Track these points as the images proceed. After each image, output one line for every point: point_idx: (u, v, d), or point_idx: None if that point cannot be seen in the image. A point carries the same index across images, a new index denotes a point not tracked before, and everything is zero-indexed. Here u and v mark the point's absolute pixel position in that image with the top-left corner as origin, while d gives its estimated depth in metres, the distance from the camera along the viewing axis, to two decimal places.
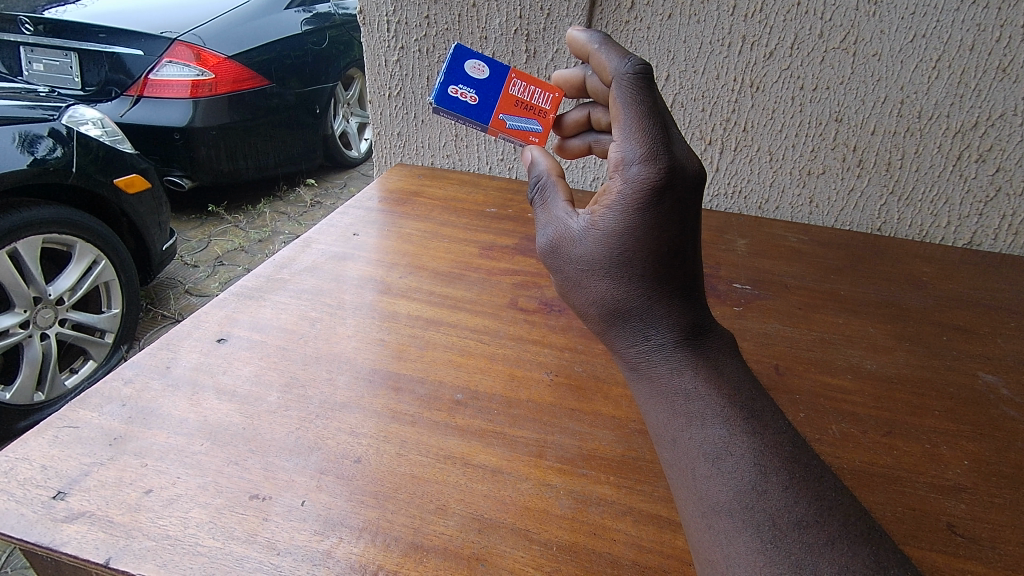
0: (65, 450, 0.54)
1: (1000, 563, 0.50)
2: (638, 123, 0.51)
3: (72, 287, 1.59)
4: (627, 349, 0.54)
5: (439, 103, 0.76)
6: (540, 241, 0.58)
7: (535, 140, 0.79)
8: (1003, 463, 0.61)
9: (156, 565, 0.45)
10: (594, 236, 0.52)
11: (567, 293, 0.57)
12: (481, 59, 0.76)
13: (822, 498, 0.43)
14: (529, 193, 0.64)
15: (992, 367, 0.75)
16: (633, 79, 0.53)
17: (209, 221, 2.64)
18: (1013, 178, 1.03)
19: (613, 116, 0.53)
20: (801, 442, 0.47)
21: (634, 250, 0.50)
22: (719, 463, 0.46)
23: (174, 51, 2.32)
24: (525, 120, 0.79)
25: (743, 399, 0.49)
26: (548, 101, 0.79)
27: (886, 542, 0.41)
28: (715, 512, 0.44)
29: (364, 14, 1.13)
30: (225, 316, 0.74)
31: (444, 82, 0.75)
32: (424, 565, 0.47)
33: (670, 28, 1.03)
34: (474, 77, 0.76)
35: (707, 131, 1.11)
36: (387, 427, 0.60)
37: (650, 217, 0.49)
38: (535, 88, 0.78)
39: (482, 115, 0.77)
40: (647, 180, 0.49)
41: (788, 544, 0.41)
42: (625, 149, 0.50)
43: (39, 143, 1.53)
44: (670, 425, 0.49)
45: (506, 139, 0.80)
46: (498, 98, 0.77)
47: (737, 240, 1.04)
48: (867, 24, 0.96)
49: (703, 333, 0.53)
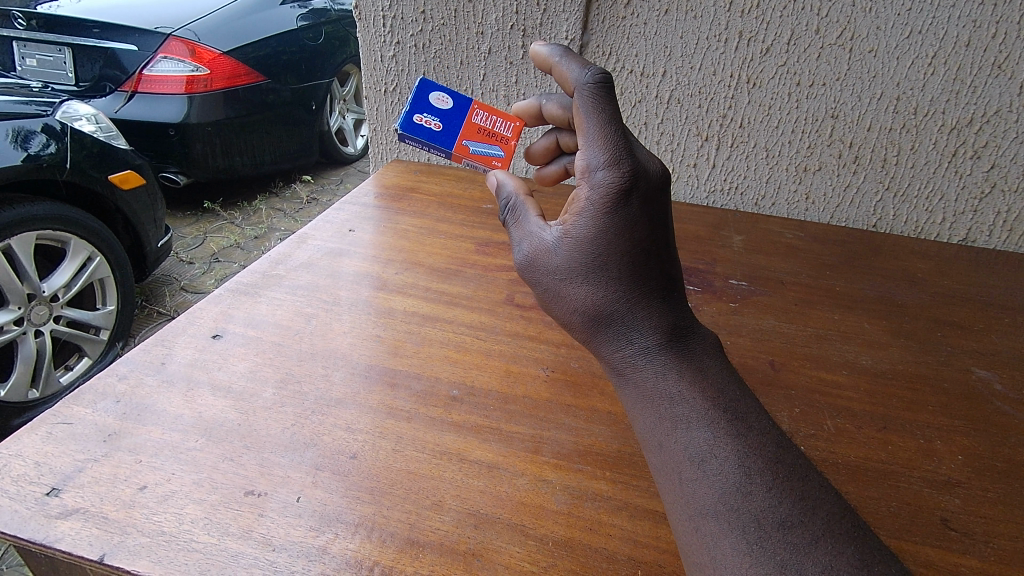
0: (59, 446, 0.54)
1: (994, 558, 0.50)
2: (601, 130, 0.52)
3: (66, 284, 1.59)
4: (611, 354, 0.53)
5: (405, 129, 0.76)
6: (517, 256, 0.58)
7: (498, 164, 0.80)
8: (996, 458, 0.61)
9: (150, 561, 0.45)
10: (567, 245, 0.53)
11: (548, 305, 0.56)
12: (445, 90, 0.77)
13: (806, 497, 0.43)
14: (501, 214, 0.63)
15: (985, 363, 0.76)
16: (595, 88, 0.53)
17: (204, 217, 2.62)
18: (1008, 174, 1.04)
19: (578, 125, 0.54)
20: (785, 442, 0.47)
21: (608, 253, 0.51)
22: (704, 466, 0.45)
23: (168, 45, 2.30)
24: (488, 146, 0.80)
25: (728, 400, 0.49)
26: (510, 129, 0.80)
27: (871, 540, 0.41)
28: (702, 514, 0.44)
29: (359, 9, 1.12)
30: (221, 311, 0.74)
31: (410, 110, 0.76)
32: (420, 560, 0.47)
33: (667, 23, 1.02)
34: (439, 108, 0.77)
35: (704, 127, 1.11)
36: (382, 422, 0.60)
37: (619, 220, 0.50)
38: (498, 118, 0.79)
39: (447, 141, 0.78)
40: (613, 184, 0.50)
41: (773, 545, 0.41)
42: (590, 155, 0.51)
43: (32, 139, 1.52)
44: (656, 430, 0.49)
45: (471, 164, 0.81)
46: (462, 126, 0.78)
47: (733, 237, 1.04)
48: (863, 20, 0.96)
49: (685, 335, 0.53)
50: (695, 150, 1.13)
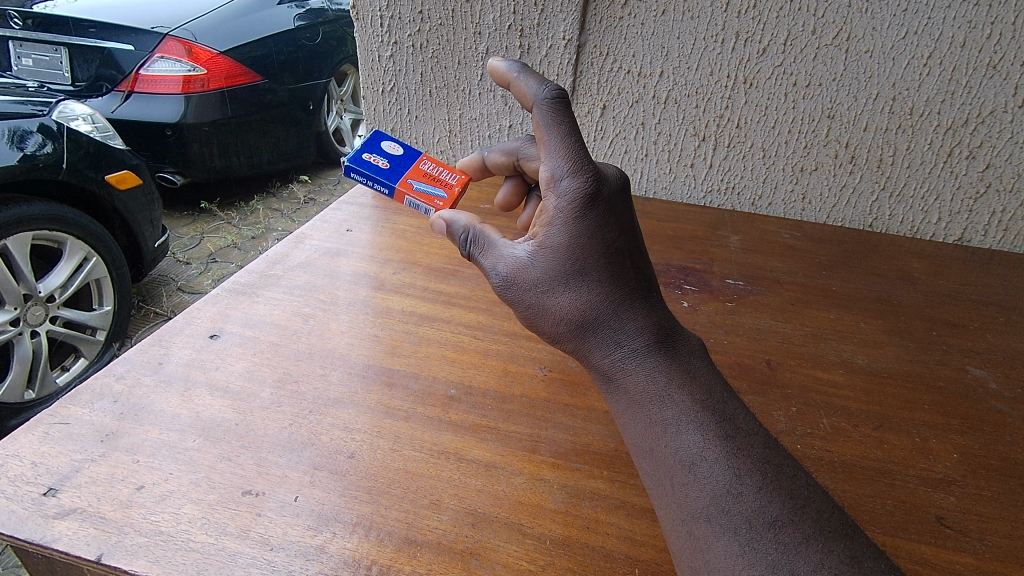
0: (56, 446, 0.54)
1: (990, 555, 0.50)
2: (563, 141, 0.53)
3: (62, 285, 1.58)
4: (599, 359, 0.52)
5: (350, 163, 0.75)
6: (493, 278, 0.56)
7: (440, 203, 0.74)
8: (991, 456, 0.61)
9: (148, 561, 0.45)
10: (545, 256, 0.53)
11: (532, 321, 0.55)
12: (396, 141, 0.79)
13: (795, 496, 0.43)
14: (462, 248, 0.60)
15: (981, 362, 0.76)
16: (552, 103, 0.54)
17: (202, 218, 2.62)
18: (1004, 174, 1.04)
19: (538, 138, 0.55)
20: (773, 442, 0.47)
21: (585, 257, 0.52)
22: (695, 469, 0.45)
23: (166, 45, 2.31)
24: (431, 186, 0.76)
25: (717, 402, 0.49)
26: (456, 178, 0.77)
27: (859, 538, 0.42)
28: (695, 519, 0.44)
29: (355, 9, 1.11)
30: (218, 312, 0.74)
31: (360, 149, 0.77)
32: (418, 559, 0.47)
33: (664, 24, 1.03)
34: (389, 151, 0.78)
35: (701, 127, 1.11)
36: (380, 422, 0.60)
37: (590, 223, 0.52)
38: (444, 168, 0.78)
39: (391, 176, 0.75)
40: (580, 189, 0.52)
41: (764, 545, 0.41)
42: (553, 165, 0.53)
43: (30, 139, 1.52)
44: (647, 435, 0.49)
45: (412, 207, 0.75)
46: (409, 168, 0.77)
47: (730, 237, 1.05)
48: (859, 21, 0.96)
49: (671, 336, 0.53)
50: (692, 151, 1.14)
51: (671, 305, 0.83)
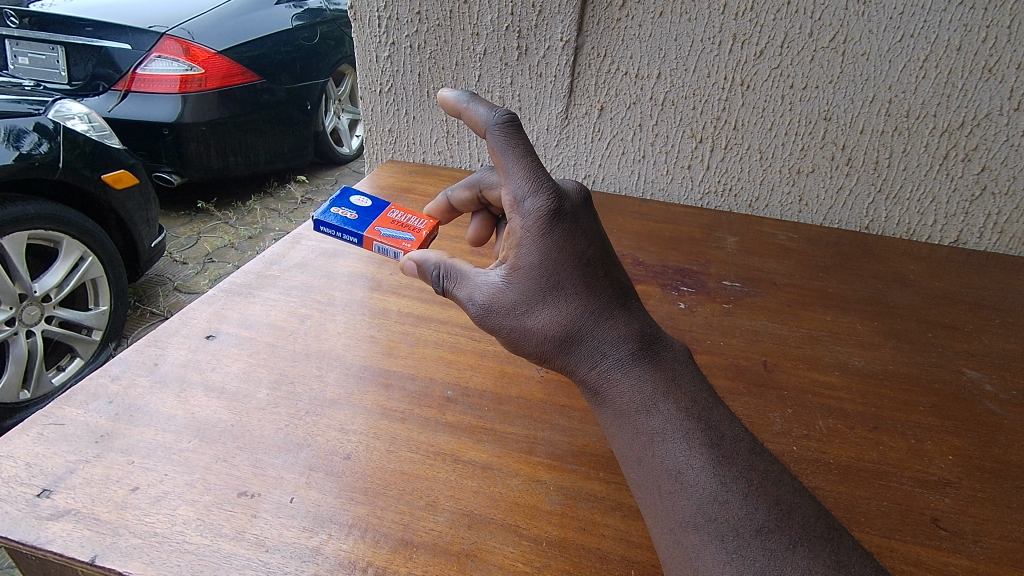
0: (50, 448, 0.54)
1: (983, 557, 0.51)
2: (520, 163, 0.53)
3: (58, 285, 1.57)
4: (585, 372, 0.52)
5: (318, 218, 0.74)
6: (470, 307, 0.55)
7: (409, 246, 0.71)
8: (985, 458, 0.61)
9: (142, 563, 0.45)
10: (519, 278, 0.53)
11: (515, 344, 0.55)
12: (365, 195, 0.78)
13: (781, 502, 0.43)
14: (435, 284, 0.59)
15: (976, 364, 0.77)
16: (504, 128, 0.53)
17: (198, 217, 2.61)
18: (999, 177, 1.05)
19: (495, 164, 0.55)
20: (760, 449, 0.47)
21: (559, 272, 0.52)
22: (681, 478, 0.45)
23: (162, 44, 2.28)
24: (400, 231, 0.73)
25: (703, 409, 0.49)
26: (424, 223, 0.75)
27: (846, 542, 0.42)
28: (683, 527, 0.44)
29: (354, 9, 1.12)
30: (214, 312, 0.73)
31: (329, 206, 0.76)
32: (413, 561, 0.47)
33: (662, 26, 1.03)
34: (358, 204, 0.76)
35: (699, 129, 1.11)
36: (377, 423, 0.60)
37: (559, 239, 0.52)
38: (412, 215, 0.76)
39: (359, 225, 0.73)
40: (544, 207, 0.52)
41: (752, 552, 0.41)
42: (516, 188, 0.53)
43: (25, 137, 1.51)
44: (633, 445, 0.49)
45: (380, 253, 0.72)
46: (377, 216, 0.75)
47: (726, 238, 1.05)
48: (856, 23, 0.96)
49: (654, 343, 0.53)
50: (689, 152, 1.14)
51: (668, 307, 0.83)
